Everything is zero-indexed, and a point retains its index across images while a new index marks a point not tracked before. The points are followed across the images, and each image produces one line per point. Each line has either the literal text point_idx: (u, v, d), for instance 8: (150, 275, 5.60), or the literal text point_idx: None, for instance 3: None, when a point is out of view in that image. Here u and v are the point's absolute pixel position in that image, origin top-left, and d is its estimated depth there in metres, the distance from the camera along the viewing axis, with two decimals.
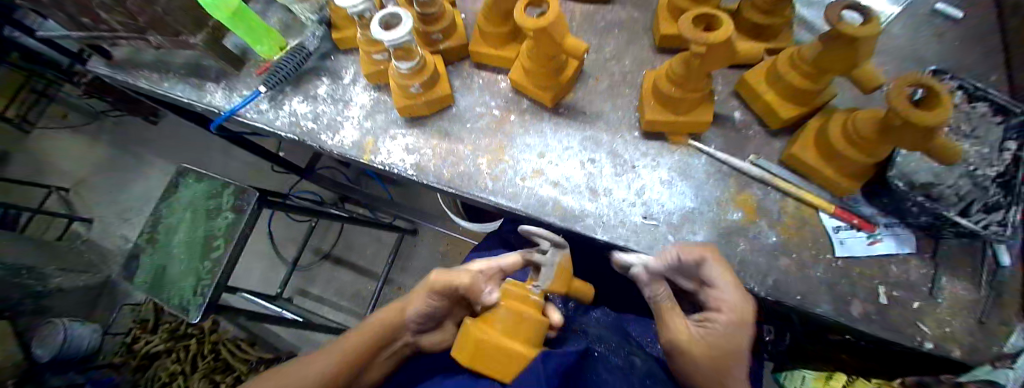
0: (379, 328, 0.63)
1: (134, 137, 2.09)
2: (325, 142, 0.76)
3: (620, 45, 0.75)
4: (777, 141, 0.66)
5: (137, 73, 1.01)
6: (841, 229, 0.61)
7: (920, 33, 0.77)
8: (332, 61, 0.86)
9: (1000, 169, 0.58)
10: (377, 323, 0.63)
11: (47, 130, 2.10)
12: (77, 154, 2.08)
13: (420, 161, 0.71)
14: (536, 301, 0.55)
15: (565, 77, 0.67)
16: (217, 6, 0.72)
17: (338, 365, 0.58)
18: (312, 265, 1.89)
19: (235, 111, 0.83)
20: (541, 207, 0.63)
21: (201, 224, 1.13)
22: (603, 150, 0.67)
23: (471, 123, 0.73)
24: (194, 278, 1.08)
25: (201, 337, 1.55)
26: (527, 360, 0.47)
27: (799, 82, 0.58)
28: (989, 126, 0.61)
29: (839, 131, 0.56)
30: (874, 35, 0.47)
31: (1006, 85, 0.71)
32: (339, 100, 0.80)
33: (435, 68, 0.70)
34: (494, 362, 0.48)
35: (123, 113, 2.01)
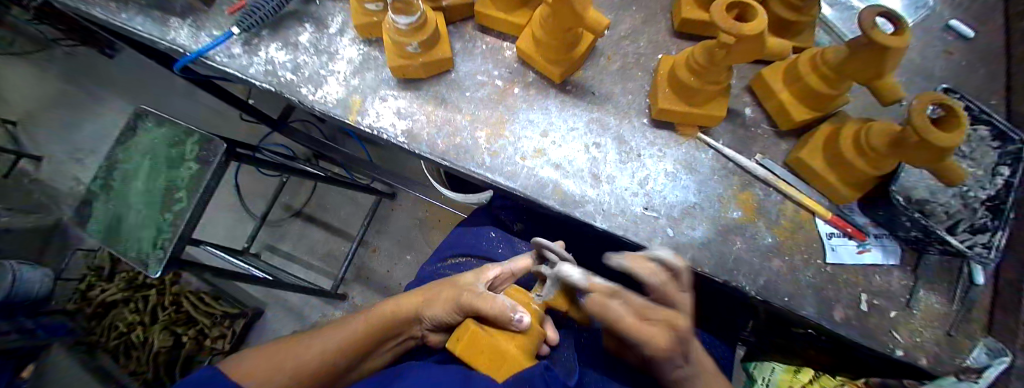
0: (380, 317, 0.65)
1: (86, 70, 1.88)
2: (306, 96, 0.69)
3: (636, 23, 0.70)
4: (784, 143, 0.64)
5: (91, 1, 0.88)
6: (834, 235, 0.61)
7: (932, 46, 0.76)
8: (317, 6, 0.76)
9: (991, 192, 0.58)
10: (389, 311, 0.65)
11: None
12: (22, 82, 1.88)
13: (412, 128, 0.65)
14: (537, 309, 0.60)
15: (577, 52, 0.62)
16: None
17: (338, 347, 0.62)
18: (283, 222, 1.81)
19: (203, 53, 0.73)
20: (540, 190, 0.60)
21: (162, 172, 1.04)
22: (609, 135, 0.63)
23: (471, 92, 0.67)
24: (154, 230, 1.00)
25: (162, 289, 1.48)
26: (519, 363, 0.49)
27: (818, 85, 0.56)
28: (986, 150, 0.61)
29: (850, 141, 0.55)
30: (901, 46, 0.45)
31: (1003, 109, 0.72)
32: (324, 51, 0.72)
33: (437, 28, 0.64)
34: (488, 358, 0.50)
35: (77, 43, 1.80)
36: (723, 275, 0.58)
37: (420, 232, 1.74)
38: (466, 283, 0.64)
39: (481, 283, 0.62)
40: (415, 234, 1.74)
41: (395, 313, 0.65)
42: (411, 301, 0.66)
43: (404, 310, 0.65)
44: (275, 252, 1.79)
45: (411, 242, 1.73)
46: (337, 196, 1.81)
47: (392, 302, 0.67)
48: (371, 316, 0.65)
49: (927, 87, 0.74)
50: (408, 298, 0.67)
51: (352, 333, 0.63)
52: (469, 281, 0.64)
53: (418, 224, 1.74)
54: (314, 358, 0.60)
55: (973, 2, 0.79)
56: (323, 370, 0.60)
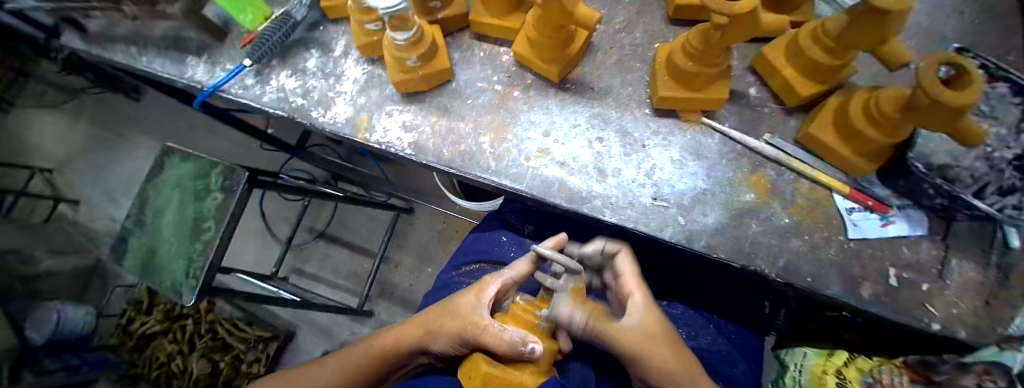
0: (382, 352, 0.65)
1: (117, 115, 2.00)
2: (316, 119, 0.72)
3: (631, 14, 0.70)
4: (793, 119, 0.63)
5: (116, 47, 0.96)
6: (854, 210, 0.59)
7: (943, 6, 0.73)
8: (321, 32, 0.80)
9: (1018, 151, 0.54)
10: (390, 345, 0.65)
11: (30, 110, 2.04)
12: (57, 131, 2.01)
13: (419, 140, 0.67)
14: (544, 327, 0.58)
15: (573, 50, 0.63)
16: None
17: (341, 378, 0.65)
18: (306, 244, 1.87)
19: (220, 87, 0.78)
20: (546, 188, 0.61)
21: (189, 204, 1.10)
22: (612, 128, 0.64)
23: (472, 99, 0.69)
24: (184, 260, 1.06)
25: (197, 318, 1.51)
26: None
27: (821, 57, 0.55)
28: (1008, 107, 0.58)
29: (860, 111, 0.53)
30: (904, 9, 0.43)
31: None
32: (330, 73, 0.75)
33: (434, 40, 0.66)
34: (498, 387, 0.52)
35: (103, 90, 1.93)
36: (740, 258, 0.57)
37: (437, 242, 1.76)
38: (468, 310, 0.59)
39: (485, 311, 0.57)
40: (432, 245, 1.76)
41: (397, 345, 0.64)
42: (413, 334, 0.64)
43: (405, 346, 0.64)
44: (303, 275, 1.84)
45: (429, 253, 1.76)
46: (355, 214, 1.85)
47: (394, 331, 0.66)
48: (375, 346, 0.65)
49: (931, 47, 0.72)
50: (408, 328, 0.65)
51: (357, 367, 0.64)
52: (469, 307, 0.59)
53: (436, 236, 1.76)
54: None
55: None
56: None
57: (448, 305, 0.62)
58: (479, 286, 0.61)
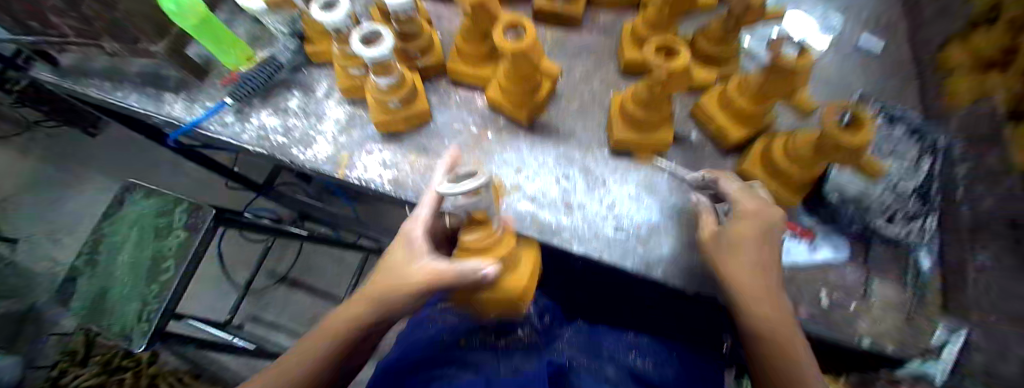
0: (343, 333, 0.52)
1: (71, 149, 1.91)
2: (296, 156, 0.75)
3: (588, 69, 0.80)
4: (728, 160, 0.72)
5: (88, 81, 0.96)
6: (786, 237, 0.67)
7: (849, 60, 0.86)
8: (305, 75, 0.84)
9: (915, 182, 0.67)
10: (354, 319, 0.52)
11: None
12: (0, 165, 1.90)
13: (398, 177, 0.71)
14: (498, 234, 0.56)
15: (539, 97, 0.71)
16: (183, 15, 0.70)
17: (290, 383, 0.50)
18: (267, 289, 1.78)
19: (198, 124, 0.80)
20: (518, 221, 0.65)
21: (149, 243, 1.06)
22: (576, 166, 0.70)
23: (449, 139, 0.74)
24: (139, 302, 1.01)
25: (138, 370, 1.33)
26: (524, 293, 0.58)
27: (746, 107, 0.65)
28: (908, 144, 0.71)
29: (781, 152, 0.63)
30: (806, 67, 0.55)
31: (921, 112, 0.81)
32: (312, 113, 0.79)
33: (415, 85, 0.71)
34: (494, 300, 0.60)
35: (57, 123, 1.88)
36: (693, 287, 0.60)
37: None
38: (406, 267, 0.53)
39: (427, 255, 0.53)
40: None
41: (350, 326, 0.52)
42: (378, 288, 0.54)
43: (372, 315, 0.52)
44: (259, 322, 1.74)
45: None
46: (321, 256, 1.81)
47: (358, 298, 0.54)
48: (325, 326, 0.54)
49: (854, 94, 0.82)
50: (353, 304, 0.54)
51: (302, 353, 0.51)
52: (409, 263, 0.54)
53: None
54: None
55: (879, 24, 0.91)
56: None
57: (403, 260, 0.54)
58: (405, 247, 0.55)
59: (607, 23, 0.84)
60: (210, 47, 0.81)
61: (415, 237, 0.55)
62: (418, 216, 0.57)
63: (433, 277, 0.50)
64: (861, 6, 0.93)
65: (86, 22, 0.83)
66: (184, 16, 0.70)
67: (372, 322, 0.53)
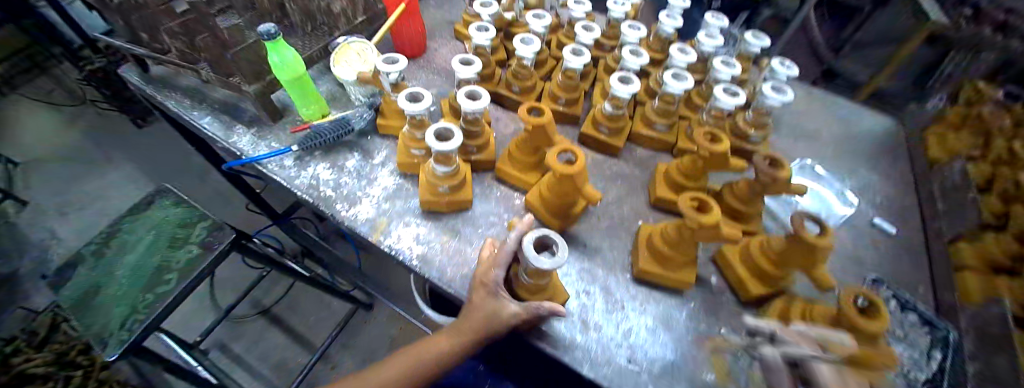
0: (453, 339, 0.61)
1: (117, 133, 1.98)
2: (338, 212, 0.79)
3: (620, 194, 0.87)
4: (744, 312, 0.72)
5: (172, 95, 1.07)
6: None
7: (863, 236, 0.90)
8: (368, 141, 0.93)
9: (928, 375, 0.66)
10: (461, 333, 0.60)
11: (36, 106, 2.11)
12: (50, 133, 2.01)
13: (427, 254, 0.74)
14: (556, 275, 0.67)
15: (574, 211, 0.76)
16: (285, 71, 0.83)
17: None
18: (246, 319, 1.70)
19: (259, 160, 0.86)
20: (533, 330, 0.66)
21: (160, 250, 1.07)
22: (598, 284, 0.73)
23: (483, 229, 0.78)
24: (127, 308, 0.97)
25: (89, 370, 1.27)
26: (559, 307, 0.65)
27: (768, 267, 0.69)
28: (921, 335, 0.71)
29: (799, 319, 0.65)
30: (828, 247, 0.60)
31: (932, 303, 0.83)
32: (364, 176, 0.86)
33: (465, 175, 0.78)
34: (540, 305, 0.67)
35: (114, 109, 2.03)
36: None
37: (387, 350, 1.65)
38: (491, 314, 0.60)
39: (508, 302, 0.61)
40: (382, 352, 1.64)
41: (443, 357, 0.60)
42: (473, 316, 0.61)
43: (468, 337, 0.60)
44: (224, 352, 1.62)
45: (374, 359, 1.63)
46: (312, 299, 1.76)
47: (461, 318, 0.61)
48: (416, 356, 0.61)
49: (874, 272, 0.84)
50: (443, 335, 0.62)
51: (399, 377, 0.59)
52: (490, 311, 0.60)
53: (390, 342, 1.67)
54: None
55: (891, 207, 0.98)
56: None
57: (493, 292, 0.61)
58: (491, 283, 0.62)
59: (642, 157, 0.94)
60: (296, 101, 0.92)
61: (493, 286, 0.62)
62: (495, 271, 0.63)
63: (523, 321, 0.59)
64: (876, 189, 1.01)
65: (194, 47, 0.94)
66: (285, 70, 0.83)
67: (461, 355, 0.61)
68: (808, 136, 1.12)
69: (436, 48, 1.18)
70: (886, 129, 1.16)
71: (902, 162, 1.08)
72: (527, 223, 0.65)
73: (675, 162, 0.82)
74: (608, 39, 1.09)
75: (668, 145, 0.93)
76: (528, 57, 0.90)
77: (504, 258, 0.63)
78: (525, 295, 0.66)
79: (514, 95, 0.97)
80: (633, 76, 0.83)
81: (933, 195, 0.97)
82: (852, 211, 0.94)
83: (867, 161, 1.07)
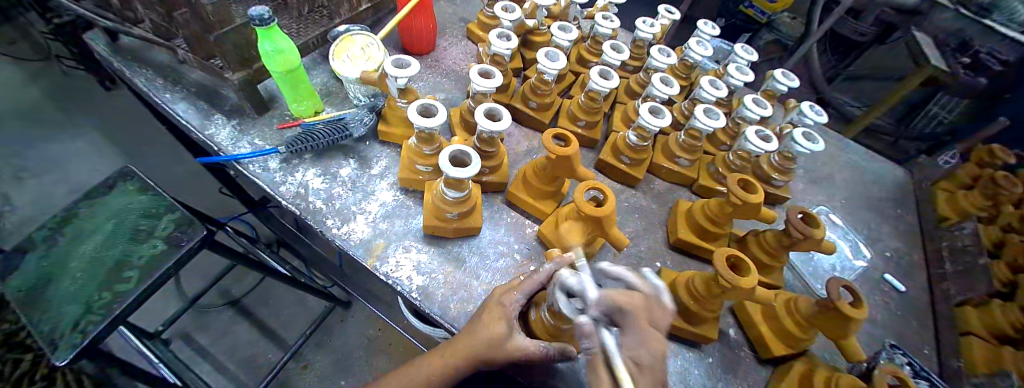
0: (451, 356, 0.53)
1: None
2: (329, 229, 0.70)
3: (637, 229, 0.82)
4: (763, 370, 0.70)
5: (141, 70, 0.94)
6: None
7: (873, 291, 0.89)
8: (366, 147, 0.84)
9: None
10: (461, 355, 0.52)
11: None
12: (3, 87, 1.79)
13: (427, 286, 0.66)
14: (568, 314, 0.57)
15: (591, 249, 0.70)
16: (275, 61, 0.73)
17: None
18: (211, 308, 1.56)
19: (240, 160, 0.76)
20: (544, 380, 0.59)
21: (119, 243, 0.90)
22: None
23: (491, 261, 0.71)
24: (80, 307, 0.80)
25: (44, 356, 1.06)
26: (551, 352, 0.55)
27: (792, 327, 0.65)
28: None
29: (822, 385, 0.61)
30: (859, 317, 0.57)
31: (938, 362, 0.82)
32: (360, 188, 0.77)
33: (476, 200, 0.71)
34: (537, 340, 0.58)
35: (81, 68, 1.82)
36: None
37: (362, 352, 1.55)
38: (494, 341, 0.52)
39: (519, 335, 0.53)
40: (355, 354, 1.54)
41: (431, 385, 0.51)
42: (483, 339, 0.52)
43: (471, 362, 0.52)
44: (187, 344, 1.48)
45: (349, 362, 1.51)
46: (286, 294, 1.64)
47: (464, 338, 0.53)
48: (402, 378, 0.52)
49: (884, 336, 0.83)
50: (432, 356, 0.54)
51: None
52: (499, 339, 0.52)
53: (366, 343, 1.57)
54: None
55: (899, 262, 0.97)
56: None
57: (508, 320, 0.54)
58: (508, 311, 0.54)
59: (660, 189, 0.89)
60: (288, 96, 0.82)
61: (510, 312, 0.54)
62: (516, 295, 0.55)
63: (528, 359, 0.52)
64: (886, 241, 1.00)
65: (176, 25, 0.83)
66: (276, 59, 0.72)
67: (450, 382, 0.53)
68: (822, 178, 1.10)
69: (447, 46, 1.10)
70: (895, 177, 1.16)
71: (911, 214, 1.07)
72: (566, 259, 0.57)
73: (700, 203, 0.77)
74: (634, 61, 1.06)
75: (689, 180, 0.89)
76: (551, 74, 0.84)
77: (531, 285, 0.55)
78: (539, 332, 0.58)
79: (530, 110, 0.91)
80: (665, 109, 0.78)
81: (941, 255, 0.96)
82: (862, 263, 0.93)
83: (878, 210, 1.06)
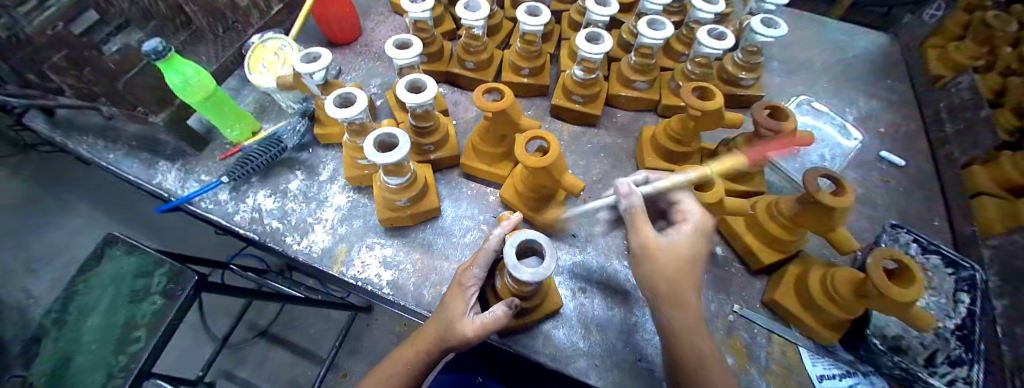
0: (421, 343, 0.52)
1: (49, 176, 1.66)
2: (290, 245, 0.69)
3: (606, 168, 0.78)
4: (758, 281, 0.68)
5: (79, 138, 0.89)
6: (825, 377, 0.60)
7: (872, 174, 0.84)
8: (310, 154, 0.81)
9: (958, 321, 0.62)
10: (431, 335, 0.52)
11: None
12: None
13: (398, 278, 0.65)
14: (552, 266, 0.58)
15: (556, 202, 0.67)
16: (187, 91, 0.68)
17: None
18: (243, 343, 1.62)
19: (188, 200, 0.73)
20: (528, 344, 0.58)
21: (121, 307, 0.83)
22: (594, 278, 0.65)
23: (457, 238, 0.69)
24: (103, 374, 0.75)
25: None
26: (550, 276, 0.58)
27: (778, 232, 0.61)
28: (943, 277, 0.66)
29: (819, 285, 0.58)
30: (845, 206, 0.53)
31: (949, 228, 0.78)
32: (312, 198, 0.74)
33: (425, 182, 0.68)
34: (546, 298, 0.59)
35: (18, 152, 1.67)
36: None
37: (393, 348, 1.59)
38: (456, 320, 0.50)
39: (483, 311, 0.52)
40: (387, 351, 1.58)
41: (407, 375, 0.52)
42: (447, 316, 0.51)
43: (440, 341, 0.51)
44: (233, 380, 1.55)
45: None
46: (308, 312, 1.68)
47: (430, 321, 0.53)
48: (381, 377, 0.52)
49: (888, 216, 0.78)
50: (405, 347, 0.54)
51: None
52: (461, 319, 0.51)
53: (395, 339, 1.61)
54: None
55: (896, 136, 0.90)
56: None
57: (466, 287, 0.53)
58: (461, 289, 0.53)
59: (624, 122, 0.84)
60: (216, 123, 0.78)
61: (468, 290, 0.52)
62: (473, 270, 0.53)
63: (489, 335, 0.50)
64: (879, 117, 0.93)
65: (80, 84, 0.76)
66: (189, 90, 0.68)
67: (423, 369, 0.53)
68: (803, 66, 1.02)
69: (373, 27, 1.02)
70: (881, 46, 1.07)
71: (902, 82, 0.99)
72: (513, 222, 0.56)
73: (663, 126, 0.72)
74: None
75: (652, 103, 0.83)
76: (477, 26, 0.77)
77: (485, 257, 0.53)
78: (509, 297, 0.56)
79: (470, 73, 0.85)
80: (603, 33, 0.71)
81: (940, 115, 0.89)
82: (857, 145, 0.87)
83: (867, 85, 0.98)
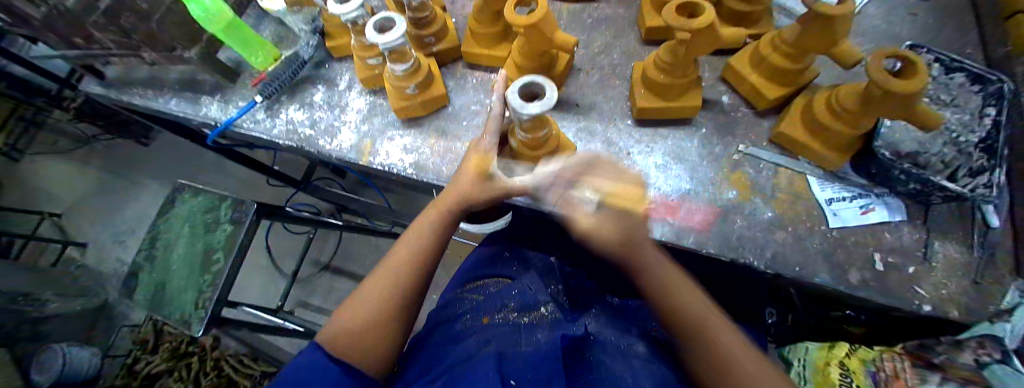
0: (446, 206, 0.59)
1: (119, 157, 1.87)
2: (324, 147, 0.77)
3: (607, 39, 0.77)
4: (765, 121, 0.68)
5: (131, 90, 0.98)
6: (834, 200, 0.62)
7: (897, 10, 0.77)
8: (328, 69, 0.87)
9: (982, 135, 0.59)
10: (453, 198, 0.58)
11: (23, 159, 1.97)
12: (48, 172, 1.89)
13: (419, 160, 0.72)
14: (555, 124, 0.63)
15: (556, 71, 0.70)
16: (210, 20, 0.75)
17: (409, 259, 0.56)
18: (311, 278, 1.85)
19: (233, 122, 0.83)
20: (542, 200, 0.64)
21: (199, 237, 0.98)
22: (598, 139, 0.69)
23: (467, 120, 0.74)
24: (194, 291, 0.93)
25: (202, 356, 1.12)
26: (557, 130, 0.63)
27: (780, 62, 0.61)
28: (968, 95, 0.63)
29: (824, 107, 0.58)
30: (845, 13, 0.49)
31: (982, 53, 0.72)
32: (335, 105, 0.81)
33: (430, 70, 0.72)
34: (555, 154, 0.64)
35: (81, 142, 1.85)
36: (725, 254, 0.59)
37: None
38: (480, 182, 0.57)
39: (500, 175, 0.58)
40: None
41: (435, 231, 0.59)
42: (466, 180, 0.58)
43: (463, 197, 0.58)
44: (307, 309, 1.80)
45: None
46: (359, 247, 1.86)
47: (449, 187, 0.60)
48: (409, 246, 0.58)
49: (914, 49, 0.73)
50: (429, 211, 0.61)
51: (397, 271, 0.56)
52: (480, 178, 0.57)
53: None
54: (384, 290, 0.53)
55: None
56: (400, 284, 0.55)
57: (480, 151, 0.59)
58: (483, 158, 0.59)
59: None
60: (241, 51, 0.85)
61: (486, 155, 0.58)
62: (486, 138, 0.60)
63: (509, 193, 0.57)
64: None
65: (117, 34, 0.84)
66: (210, 19, 0.74)
67: (449, 226, 0.60)
68: None
69: None
70: None
71: None
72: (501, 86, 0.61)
73: None
74: None
75: None
76: None
77: (495, 123, 0.60)
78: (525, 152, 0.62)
79: None
80: None
81: None
82: None
83: None
